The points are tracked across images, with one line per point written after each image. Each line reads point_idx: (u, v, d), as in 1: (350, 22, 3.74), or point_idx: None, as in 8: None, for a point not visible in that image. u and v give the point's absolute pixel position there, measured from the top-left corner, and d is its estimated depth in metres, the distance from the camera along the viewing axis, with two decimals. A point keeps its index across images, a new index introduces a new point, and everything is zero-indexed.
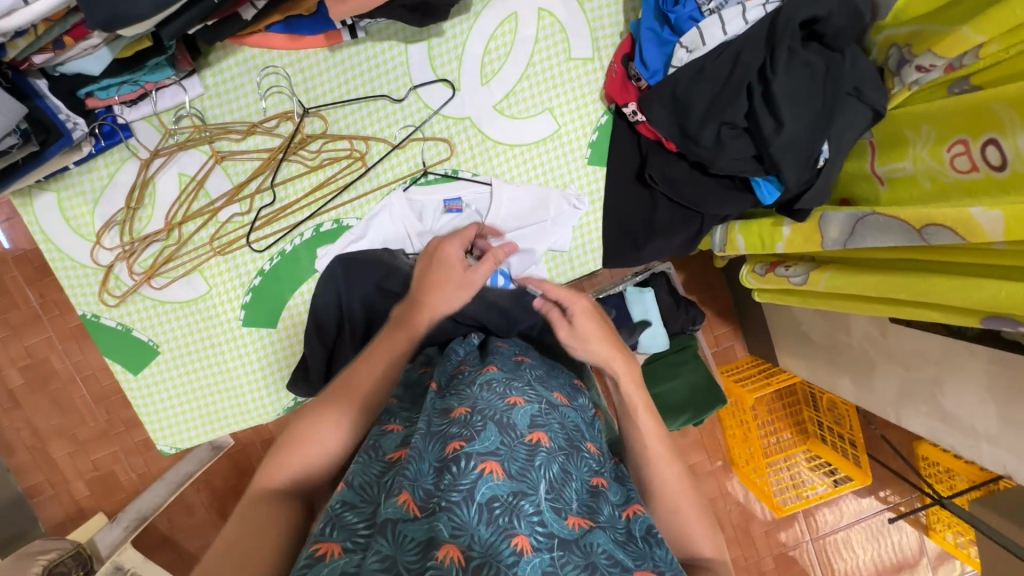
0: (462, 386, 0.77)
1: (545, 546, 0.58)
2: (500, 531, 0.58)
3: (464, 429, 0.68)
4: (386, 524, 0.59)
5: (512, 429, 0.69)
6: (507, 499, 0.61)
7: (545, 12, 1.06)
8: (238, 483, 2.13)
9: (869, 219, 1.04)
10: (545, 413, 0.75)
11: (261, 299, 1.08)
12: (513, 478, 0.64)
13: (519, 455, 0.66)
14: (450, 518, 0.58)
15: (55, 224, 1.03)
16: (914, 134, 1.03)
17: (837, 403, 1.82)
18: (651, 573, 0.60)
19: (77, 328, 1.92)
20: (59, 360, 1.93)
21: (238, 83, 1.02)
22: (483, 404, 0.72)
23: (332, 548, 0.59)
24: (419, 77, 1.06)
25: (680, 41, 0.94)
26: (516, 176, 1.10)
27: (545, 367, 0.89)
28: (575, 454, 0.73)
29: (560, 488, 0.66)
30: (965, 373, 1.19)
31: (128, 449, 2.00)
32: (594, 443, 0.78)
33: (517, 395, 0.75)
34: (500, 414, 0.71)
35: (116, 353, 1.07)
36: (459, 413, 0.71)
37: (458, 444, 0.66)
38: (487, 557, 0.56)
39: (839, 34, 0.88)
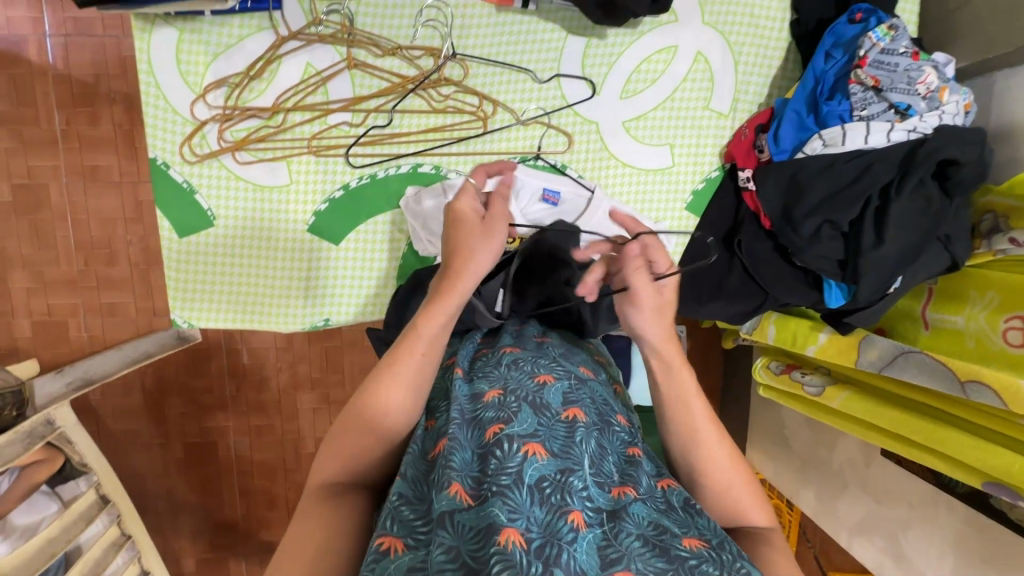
0: (490, 370, 0.74)
1: (596, 520, 0.57)
2: (555, 509, 0.55)
3: (500, 411, 0.65)
4: (443, 517, 0.54)
5: (546, 409, 0.67)
6: (555, 478, 0.58)
7: (701, 56, 1.10)
8: (187, 382, 2.04)
9: (913, 355, 1.10)
10: (576, 389, 0.72)
11: (334, 213, 1.06)
12: (558, 456, 0.61)
13: (559, 433, 0.63)
14: (505, 502, 0.54)
15: (165, 61, 0.99)
16: (977, 296, 1.09)
17: (782, 511, 1.90)
18: (700, 542, 0.57)
19: (90, 169, 1.81)
20: (58, 193, 1.82)
21: (398, 3, 1.01)
22: (515, 386, 0.69)
23: (395, 543, 0.55)
24: (567, 68, 1.07)
25: (820, 132, 0.99)
26: (617, 194, 1.13)
27: (568, 345, 0.85)
28: (607, 428, 0.70)
29: (600, 464, 0.64)
30: (936, 523, 1.25)
31: (91, 306, 1.89)
32: (623, 416, 0.76)
33: (545, 372, 0.73)
34: (532, 395, 0.68)
35: (169, 209, 1.03)
36: (492, 396, 0.68)
37: (498, 427, 0.63)
38: (547, 538, 0.53)
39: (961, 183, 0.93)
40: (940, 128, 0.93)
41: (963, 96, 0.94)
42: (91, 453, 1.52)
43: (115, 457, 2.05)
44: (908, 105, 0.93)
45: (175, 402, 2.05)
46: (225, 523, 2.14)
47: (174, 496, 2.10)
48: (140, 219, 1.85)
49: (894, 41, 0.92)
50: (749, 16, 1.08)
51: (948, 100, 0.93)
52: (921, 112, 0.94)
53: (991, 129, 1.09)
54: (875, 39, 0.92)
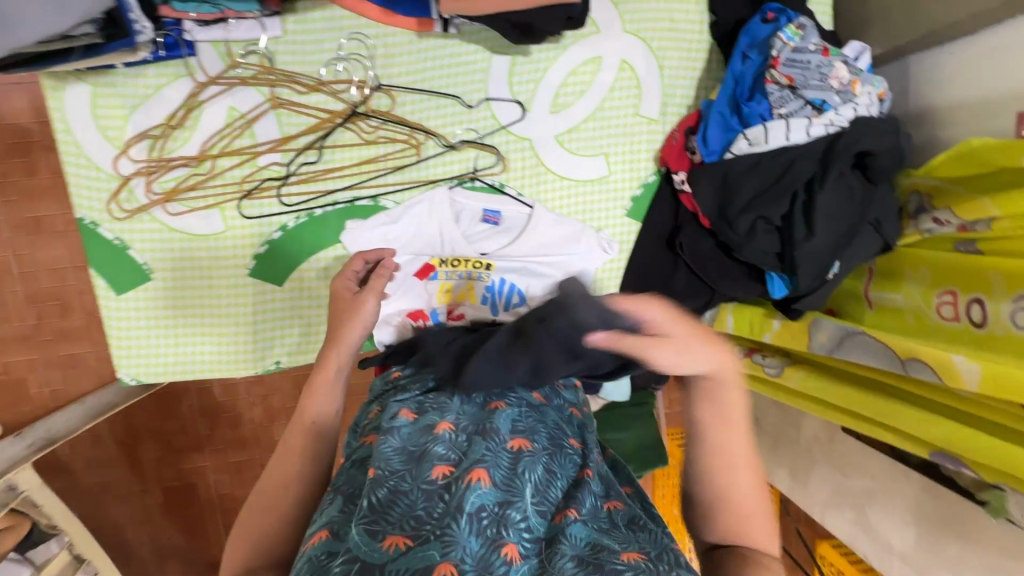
0: (443, 403, 0.76)
1: (532, 551, 0.59)
2: (489, 542, 0.57)
3: (450, 449, 0.67)
4: (371, 568, 0.54)
5: (494, 437, 0.69)
6: (494, 510, 0.59)
7: (626, 64, 1.11)
8: (159, 426, 2.00)
9: (857, 336, 1.14)
10: (525, 418, 0.75)
11: (274, 255, 1.05)
12: (500, 487, 0.62)
13: (503, 462, 0.65)
14: (442, 539, 0.56)
15: (82, 118, 0.97)
16: (912, 273, 1.13)
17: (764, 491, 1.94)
18: (638, 554, 0.58)
19: (31, 221, 1.76)
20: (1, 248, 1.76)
21: (318, 39, 1.01)
22: (466, 421, 0.72)
23: None
24: (494, 88, 1.08)
25: (745, 132, 1.00)
26: (559, 207, 1.14)
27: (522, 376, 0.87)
28: (559, 451, 0.72)
29: (544, 491, 0.65)
30: (896, 491, 1.30)
31: (49, 361, 1.84)
32: (576, 439, 0.77)
33: (497, 402, 0.76)
34: (481, 423, 0.71)
35: (103, 267, 1.01)
36: (443, 429, 0.70)
37: (447, 469, 0.64)
38: (480, 572, 0.54)
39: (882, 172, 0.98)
40: (856, 120, 0.96)
41: (875, 86, 0.99)
42: (61, 514, 1.49)
43: (92, 510, 2.01)
44: (822, 100, 0.96)
45: (148, 447, 2.01)
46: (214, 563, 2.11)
47: (158, 543, 2.07)
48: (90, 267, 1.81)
49: (804, 40, 0.96)
50: (668, 22, 1.09)
51: (860, 92, 0.96)
52: (836, 106, 0.96)
53: (909, 111, 1.13)
54: (786, 39, 0.96)
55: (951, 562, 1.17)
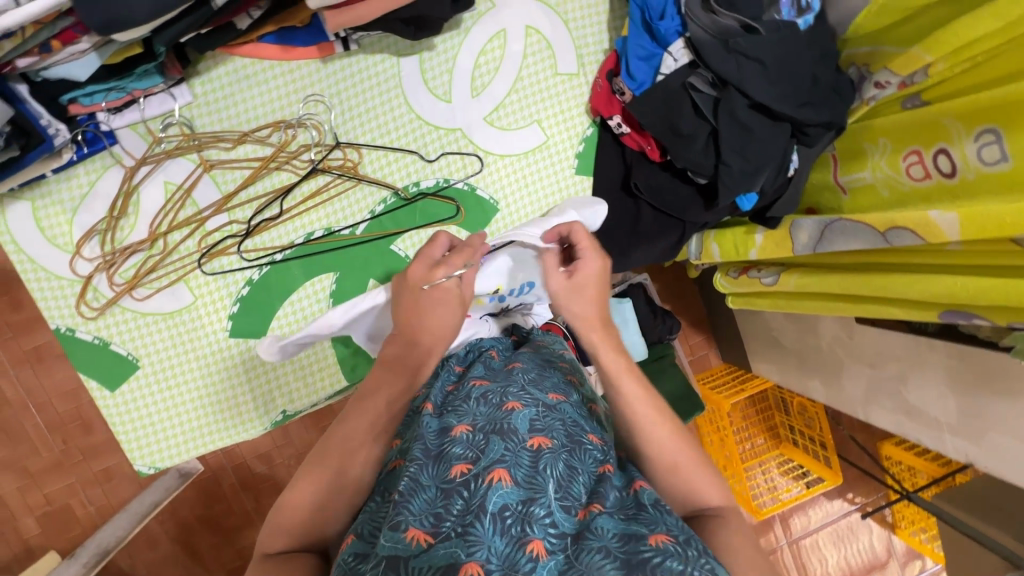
0: (459, 404, 0.75)
1: (559, 547, 0.56)
2: (514, 540, 0.55)
3: (466, 450, 0.66)
4: (398, 564, 0.54)
5: (514, 435, 0.66)
6: (517, 508, 0.58)
7: (532, 29, 1.11)
8: (207, 513, 2.02)
9: (836, 224, 1.11)
10: (545, 416, 0.71)
11: (248, 310, 1.06)
12: (522, 485, 0.60)
13: (524, 461, 0.63)
14: (465, 539, 0.55)
15: (29, 234, 0.99)
16: (873, 146, 1.11)
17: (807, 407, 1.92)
18: (666, 537, 0.55)
19: (31, 352, 1.80)
20: (10, 386, 1.80)
21: (229, 93, 1.02)
22: (483, 420, 0.70)
23: None
24: (411, 89, 1.08)
25: (667, 50, 1.01)
26: (509, 186, 1.14)
27: (539, 368, 0.83)
28: (578, 447, 0.68)
29: (567, 486, 0.62)
30: (926, 367, 1.27)
31: (85, 480, 1.87)
32: (595, 434, 0.72)
33: (514, 400, 0.72)
34: (499, 422, 0.68)
35: (91, 368, 1.02)
36: (460, 431, 0.69)
37: (464, 467, 0.63)
38: (506, 571, 0.53)
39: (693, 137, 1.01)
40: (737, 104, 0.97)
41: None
42: None
43: None
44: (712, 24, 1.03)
45: (203, 535, 2.04)
46: None
47: None
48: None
49: None
50: None
51: None
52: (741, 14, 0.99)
53: None
54: None
55: (1000, 419, 1.14)
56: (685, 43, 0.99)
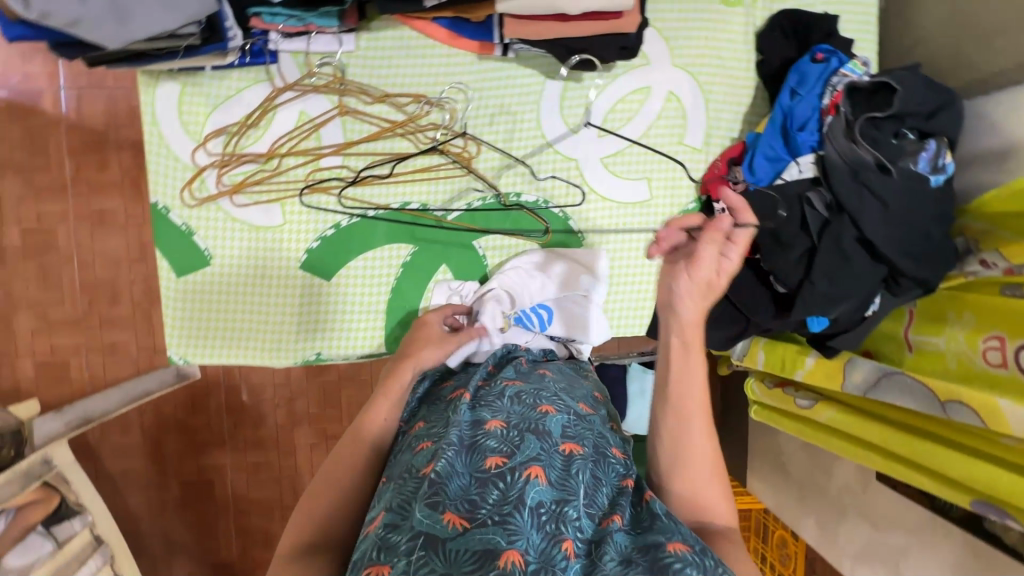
0: (492, 400, 0.75)
1: (584, 551, 0.58)
2: (550, 537, 0.57)
3: (502, 444, 0.66)
4: (435, 544, 0.56)
5: (547, 437, 0.68)
6: (552, 507, 0.59)
7: (674, 96, 1.16)
8: (186, 420, 2.04)
9: (896, 377, 1.11)
10: (575, 424, 0.72)
11: (326, 250, 1.11)
12: (555, 487, 0.62)
13: (556, 464, 0.64)
14: (504, 528, 0.56)
15: (168, 114, 1.05)
16: (955, 317, 1.12)
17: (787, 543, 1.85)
18: (684, 545, 0.58)
19: (97, 213, 1.87)
20: (65, 237, 1.88)
21: (388, 56, 1.09)
22: (517, 420, 0.70)
23: (382, 569, 0.56)
24: (546, 110, 1.14)
25: (795, 159, 1.04)
26: (600, 227, 1.17)
27: (568, 379, 0.86)
28: (604, 460, 0.69)
29: (593, 494, 0.65)
30: (937, 548, 1.23)
31: (93, 345, 1.92)
32: (619, 448, 0.74)
33: (547, 404, 0.74)
34: (533, 423, 0.70)
35: (170, 249, 1.08)
36: (494, 426, 0.69)
37: (499, 459, 0.64)
38: (542, 565, 0.54)
39: (794, 243, 1.03)
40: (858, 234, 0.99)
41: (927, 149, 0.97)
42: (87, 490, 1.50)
43: (113, 495, 2.05)
44: None
45: (173, 439, 2.05)
46: (220, 562, 2.09)
47: (172, 538, 2.08)
48: (142, 260, 1.91)
49: (865, 71, 1.01)
50: (714, 57, 1.15)
51: (907, 139, 0.98)
52: None
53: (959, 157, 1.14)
54: (849, 72, 1.01)
55: None
56: (815, 159, 1.03)
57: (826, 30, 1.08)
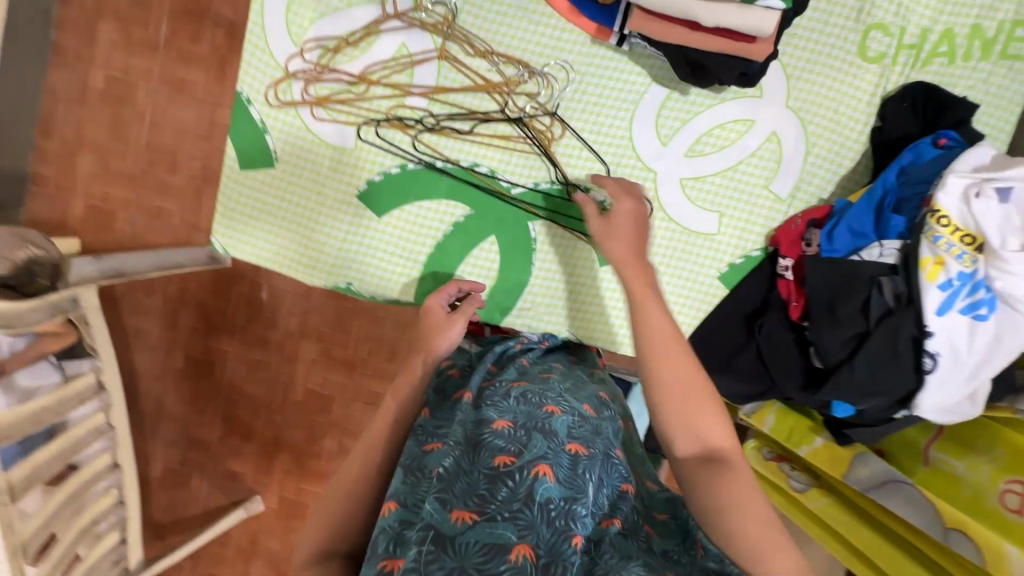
0: (497, 399, 0.76)
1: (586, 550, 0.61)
2: (559, 531, 0.58)
3: (509, 443, 0.66)
4: (445, 539, 0.56)
5: (553, 437, 0.69)
6: (561, 503, 0.61)
7: (775, 136, 1.10)
8: (210, 303, 1.90)
9: (901, 486, 1.07)
10: (579, 425, 0.73)
11: (384, 187, 1.11)
12: (564, 483, 0.63)
13: (564, 462, 0.66)
14: (513, 523, 0.58)
15: (276, 7, 1.04)
16: (983, 449, 1.07)
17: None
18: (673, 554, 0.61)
19: (179, 79, 1.63)
20: (143, 94, 1.64)
21: (502, 15, 1.06)
22: (523, 418, 0.71)
23: (396, 563, 0.57)
24: (641, 114, 1.10)
25: (880, 240, 0.98)
26: (657, 247, 1.14)
27: (572, 380, 0.87)
28: (608, 460, 0.71)
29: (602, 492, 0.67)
30: None
31: (140, 205, 1.68)
32: (620, 450, 0.77)
33: (552, 405, 0.75)
34: (539, 422, 0.70)
35: (238, 141, 1.09)
36: (501, 425, 0.69)
37: (507, 457, 0.64)
38: (552, 557, 0.56)
39: (849, 324, 0.97)
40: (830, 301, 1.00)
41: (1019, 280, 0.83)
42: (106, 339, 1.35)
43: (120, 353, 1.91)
44: None
45: (189, 315, 1.92)
46: (197, 442, 1.96)
47: (163, 403, 1.94)
48: (209, 138, 1.67)
49: None
50: (830, 107, 1.08)
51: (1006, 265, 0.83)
52: None
53: None
54: None
55: None
56: (900, 246, 0.96)
57: (957, 117, 1.01)
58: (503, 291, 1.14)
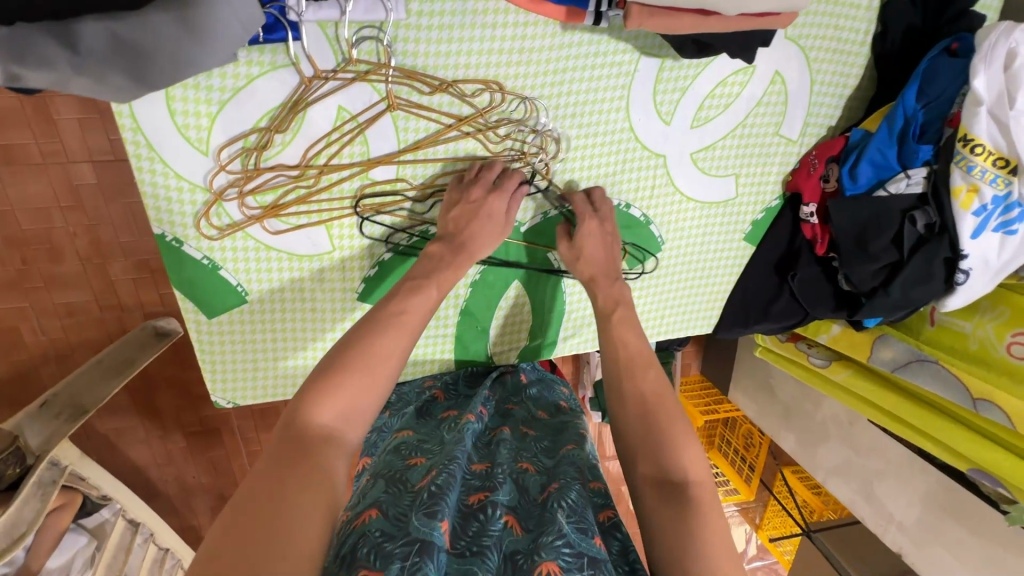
0: (486, 445, 0.87)
1: (572, 565, 0.60)
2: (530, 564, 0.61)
3: (487, 482, 0.75)
4: (429, 547, 0.58)
5: (526, 492, 0.76)
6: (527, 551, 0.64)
7: (779, 77, 0.98)
8: (176, 376, 1.62)
9: (929, 366, 1.14)
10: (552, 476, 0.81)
11: (383, 276, 0.96)
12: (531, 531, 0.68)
13: (534, 513, 0.72)
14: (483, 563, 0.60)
15: (155, 116, 0.76)
16: (987, 307, 1.09)
17: (753, 436, 1.92)
18: None
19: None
20: None
21: (448, 26, 0.81)
22: (503, 463, 0.81)
23: (372, 575, 0.56)
24: (637, 97, 0.94)
25: (906, 171, 0.95)
26: (680, 230, 1.09)
27: (548, 434, 0.93)
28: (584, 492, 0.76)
29: (579, 511, 0.69)
30: (906, 479, 1.30)
31: (42, 309, 1.39)
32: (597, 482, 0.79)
33: (527, 462, 0.84)
34: (516, 477, 0.78)
35: (190, 290, 0.89)
36: (481, 467, 0.79)
37: (484, 494, 0.71)
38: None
39: (885, 250, 0.97)
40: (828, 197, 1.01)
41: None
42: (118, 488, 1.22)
43: (109, 457, 1.66)
44: None
45: (168, 397, 1.64)
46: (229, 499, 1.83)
47: (186, 479, 1.76)
48: (82, 207, 1.32)
49: None
50: (830, 23, 0.96)
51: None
52: None
53: None
54: None
55: (947, 539, 1.22)
56: (926, 174, 0.94)
57: (961, 9, 0.92)
58: (543, 328, 1.11)
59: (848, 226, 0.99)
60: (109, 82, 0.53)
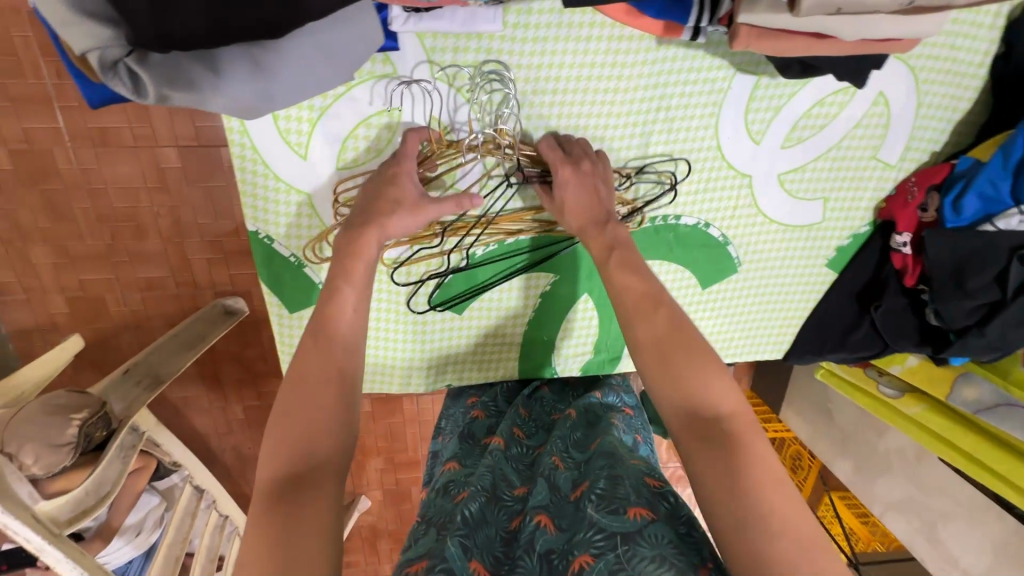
0: (520, 460, 0.85)
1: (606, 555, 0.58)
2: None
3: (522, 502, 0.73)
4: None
5: (558, 488, 0.73)
6: (563, 552, 0.62)
7: (883, 97, 0.93)
8: (239, 353, 1.69)
9: (1019, 410, 1.04)
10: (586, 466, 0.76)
11: (457, 283, 0.99)
12: (566, 530, 0.65)
13: (567, 510, 0.69)
14: None
15: (260, 120, 0.79)
16: None
17: (803, 458, 1.84)
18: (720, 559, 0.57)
19: (97, 131, 1.31)
20: (63, 158, 1.33)
21: (543, 39, 0.81)
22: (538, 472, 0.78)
23: None
24: (728, 116, 0.91)
25: (1020, 207, 0.86)
26: (757, 251, 1.05)
27: (586, 423, 0.90)
28: (621, 463, 0.72)
29: (612, 494, 0.66)
30: (975, 522, 1.20)
31: (127, 282, 1.48)
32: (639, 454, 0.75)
33: (560, 455, 0.80)
34: (549, 474, 0.76)
35: (276, 285, 0.93)
36: (522, 490, 0.77)
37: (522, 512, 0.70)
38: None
39: (983, 288, 0.88)
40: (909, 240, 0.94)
41: None
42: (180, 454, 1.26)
43: (176, 423, 1.77)
44: None
45: (231, 371, 1.72)
46: None
47: (243, 451, 1.86)
48: (167, 189, 1.39)
49: None
50: (947, 42, 0.89)
51: None
52: None
53: None
54: None
55: None
56: None
57: None
58: (609, 344, 1.10)
59: (941, 259, 0.92)
60: (241, 103, 0.56)
